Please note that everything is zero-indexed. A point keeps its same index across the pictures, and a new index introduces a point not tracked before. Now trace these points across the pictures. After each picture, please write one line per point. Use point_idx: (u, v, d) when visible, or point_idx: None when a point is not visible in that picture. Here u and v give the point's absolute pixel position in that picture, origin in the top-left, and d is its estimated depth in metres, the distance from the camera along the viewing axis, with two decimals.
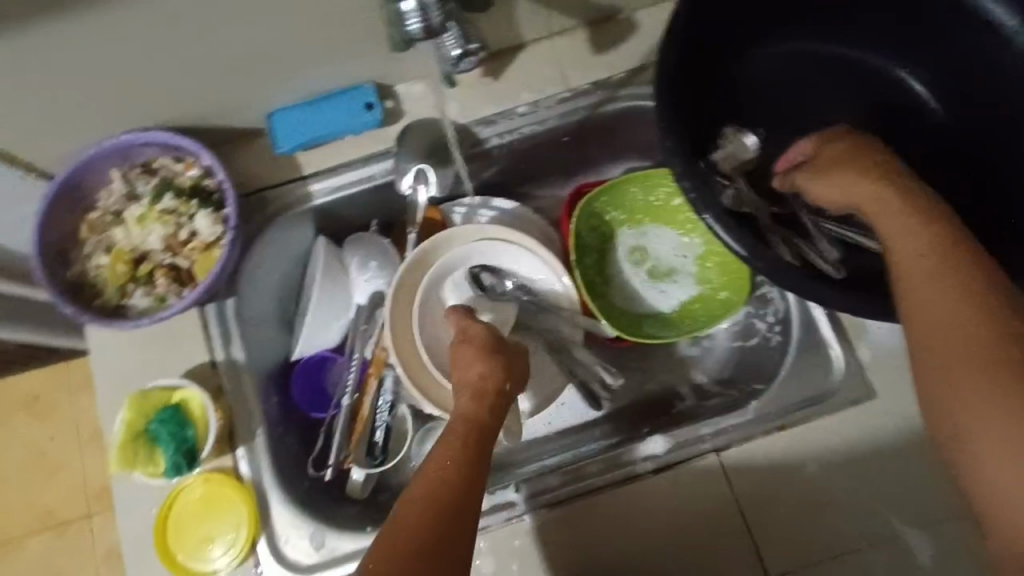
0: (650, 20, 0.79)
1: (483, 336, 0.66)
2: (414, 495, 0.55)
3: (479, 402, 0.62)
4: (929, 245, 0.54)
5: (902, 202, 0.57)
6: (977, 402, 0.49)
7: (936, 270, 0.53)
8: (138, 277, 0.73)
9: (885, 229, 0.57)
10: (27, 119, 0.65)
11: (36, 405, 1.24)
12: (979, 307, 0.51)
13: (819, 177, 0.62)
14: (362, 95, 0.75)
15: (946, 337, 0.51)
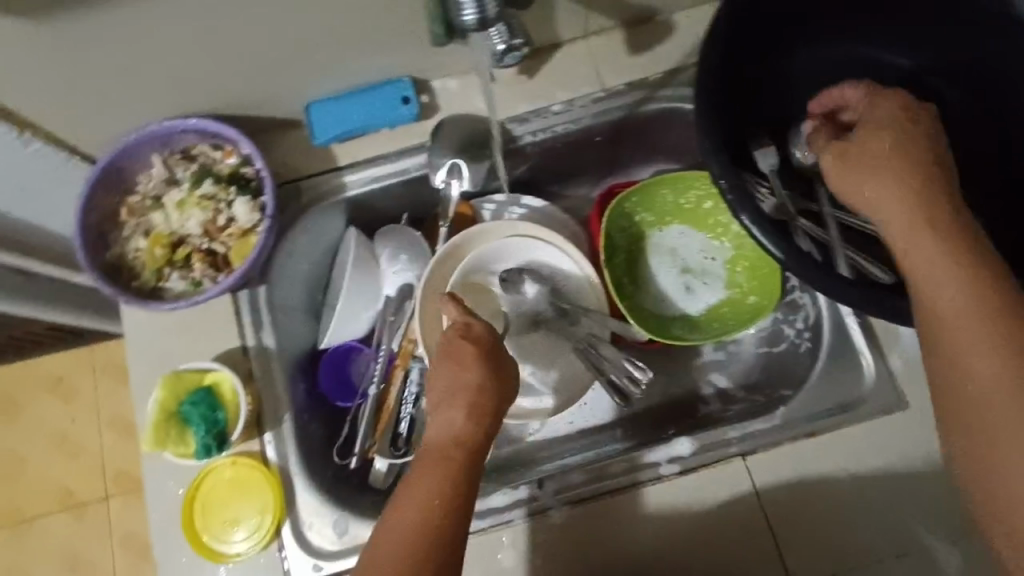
0: (688, 23, 0.79)
1: (482, 341, 0.62)
2: (407, 505, 0.56)
3: (477, 411, 0.59)
4: (951, 261, 0.53)
5: (931, 209, 0.55)
6: (984, 426, 0.50)
7: (956, 288, 0.52)
8: (175, 261, 0.75)
9: (905, 238, 0.55)
10: (75, 103, 0.66)
11: (60, 387, 1.26)
12: (995, 333, 0.51)
13: (849, 152, 0.59)
14: (398, 89, 0.76)
15: (955, 361, 0.52)
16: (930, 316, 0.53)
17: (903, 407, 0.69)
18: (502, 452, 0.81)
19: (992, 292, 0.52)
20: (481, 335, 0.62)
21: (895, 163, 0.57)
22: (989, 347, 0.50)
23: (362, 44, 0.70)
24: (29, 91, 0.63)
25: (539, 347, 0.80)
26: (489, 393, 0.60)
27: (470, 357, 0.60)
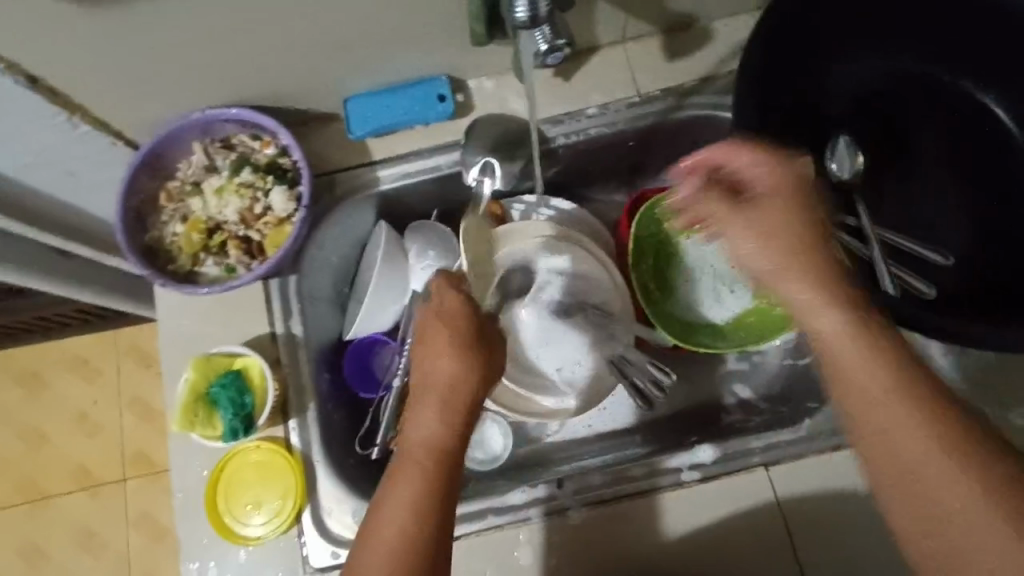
0: (726, 32, 0.79)
1: (462, 323, 0.60)
2: (385, 520, 0.54)
3: (450, 409, 0.58)
4: (866, 354, 0.51)
5: (807, 286, 0.54)
6: (941, 530, 0.47)
7: (879, 382, 0.50)
8: (210, 247, 0.77)
9: (829, 332, 0.52)
10: (124, 89, 0.68)
11: (84, 368, 1.29)
12: (927, 424, 0.48)
13: (736, 233, 0.57)
14: (435, 87, 0.77)
15: (898, 465, 0.49)
16: (861, 418, 0.50)
17: None
18: (521, 450, 0.81)
19: (910, 378, 0.50)
20: (466, 314, 0.61)
21: (773, 241, 0.55)
22: (925, 442, 0.48)
23: (404, 41, 0.71)
24: (82, 75, 0.64)
25: (564, 348, 0.80)
26: (469, 380, 0.58)
27: (453, 342, 0.59)
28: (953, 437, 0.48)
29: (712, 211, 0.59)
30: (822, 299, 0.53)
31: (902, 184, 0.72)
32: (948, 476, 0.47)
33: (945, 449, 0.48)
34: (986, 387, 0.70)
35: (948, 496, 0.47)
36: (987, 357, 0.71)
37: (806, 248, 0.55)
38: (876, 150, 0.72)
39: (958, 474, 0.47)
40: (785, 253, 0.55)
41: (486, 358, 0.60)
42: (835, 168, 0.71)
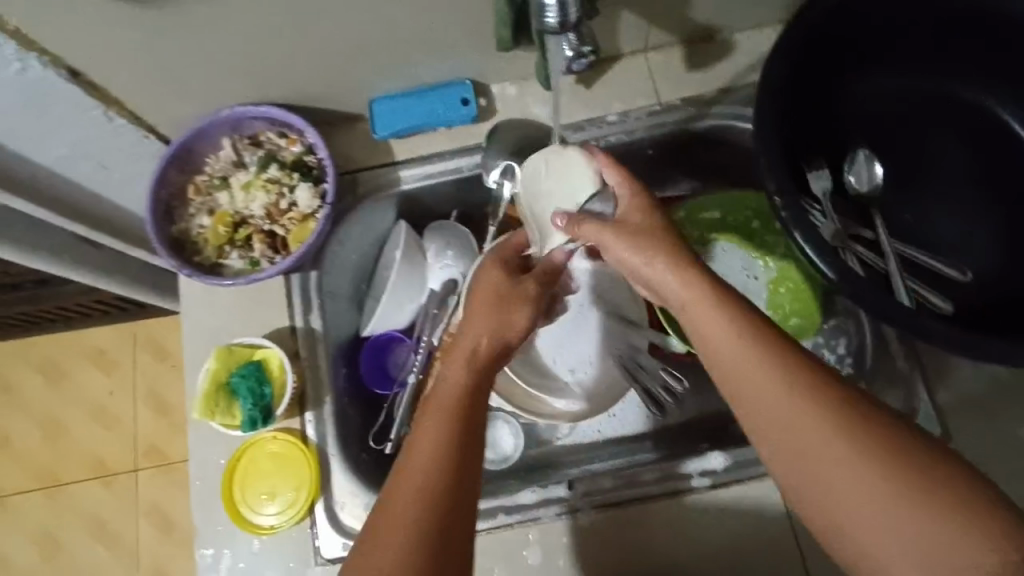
0: (748, 44, 0.80)
1: (499, 285, 0.62)
2: (416, 460, 0.49)
3: (476, 359, 0.57)
4: (765, 371, 0.49)
5: (698, 297, 0.54)
6: (871, 553, 0.44)
7: (783, 401, 0.48)
8: (235, 241, 0.78)
9: (719, 358, 0.52)
10: (159, 85, 0.70)
11: (103, 359, 1.31)
12: (837, 436, 0.46)
13: (620, 253, 0.59)
14: (459, 90, 0.79)
15: (814, 487, 0.46)
16: (769, 444, 0.49)
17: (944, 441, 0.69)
18: (532, 452, 0.82)
19: (814, 391, 0.48)
20: (501, 276, 0.63)
21: (653, 257, 0.57)
22: (838, 457, 0.45)
23: (431, 46, 0.73)
24: (121, 70, 0.67)
25: (580, 352, 0.82)
26: (506, 334, 0.59)
27: (492, 297, 0.61)
28: (866, 445, 0.45)
29: (593, 232, 0.60)
30: (716, 319, 0.52)
31: (922, 198, 0.72)
32: (867, 489, 0.44)
33: (858, 460, 0.45)
34: (1002, 405, 0.70)
35: (870, 512, 0.44)
36: (1002, 375, 0.70)
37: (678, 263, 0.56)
38: (895, 163, 0.72)
39: (877, 485, 0.44)
40: (664, 264, 0.57)
41: (526, 318, 0.61)
42: (854, 182, 0.71)
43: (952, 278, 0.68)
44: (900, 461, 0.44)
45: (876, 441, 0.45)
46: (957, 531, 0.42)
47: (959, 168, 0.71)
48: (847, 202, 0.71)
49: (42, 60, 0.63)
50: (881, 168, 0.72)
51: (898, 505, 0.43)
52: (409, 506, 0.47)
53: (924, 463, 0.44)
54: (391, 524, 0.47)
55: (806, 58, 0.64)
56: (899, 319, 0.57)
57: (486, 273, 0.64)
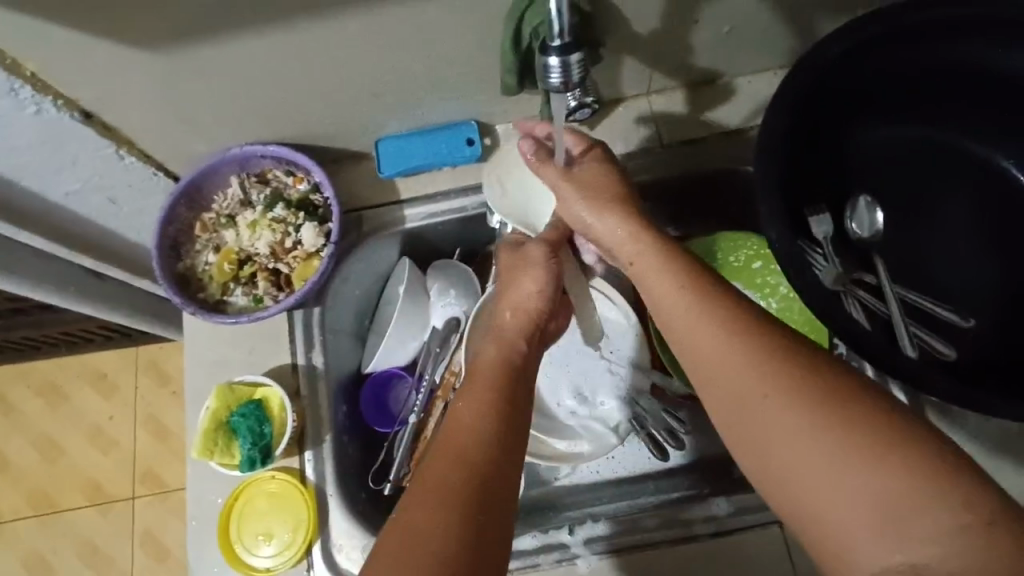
0: (750, 87, 0.81)
1: (508, 259, 0.71)
2: (465, 429, 0.54)
3: (504, 335, 0.65)
4: (723, 339, 0.52)
5: (659, 268, 0.61)
6: (832, 516, 0.44)
7: (744, 365, 0.50)
8: (240, 278, 0.79)
9: (702, 350, 0.53)
10: (168, 124, 0.71)
11: (102, 382, 1.31)
12: (791, 396, 0.47)
13: (580, 213, 0.68)
14: (464, 131, 0.80)
15: (773, 449, 0.47)
16: (730, 411, 0.51)
17: None
18: (532, 492, 0.81)
19: (770, 355, 0.50)
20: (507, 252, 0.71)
21: (621, 223, 0.66)
22: (797, 419, 0.47)
23: (438, 89, 0.74)
24: (133, 111, 0.68)
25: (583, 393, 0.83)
26: (531, 296, 0.67)
27: (512, 267, 0.70)
28: (822, 406, 0.46)
29: (552, 176, 0.69)
30: (680, 294, 0.57)
31: (926, 246, 0.72)
32: (824, 448, 0.45)
33: (813, 420, 0.46)
34: (1009, 457, 0.69)
35: (826, 470, 0.44)
36: (1010, 428, 0.70)
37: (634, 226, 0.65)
38: (897, 209, 0.72)
39: (834, 442, 0.45)
40: (616, 230, 0.66)
41: (547, 284, 0.69)
42: (855, 229, 0.71)
43: (953, 323, 0.68)
44: (860, 419, 0.45)
45: (833, 398, 0.46)
46: (924, 491, 0.42)
47: (961, 216, 0.71)
48: (848, 248, 0.71)
49: (57, 102, 0.65)
50: (881, 213, 0.72)
51: (857, 461, 0.44)
52: (455, 466, 0.50)
53: (883, 421, 0.45)
54: (428, 484, 0.49)
55: (804, 110, 0.65)
56: (904, 370, 0.57)
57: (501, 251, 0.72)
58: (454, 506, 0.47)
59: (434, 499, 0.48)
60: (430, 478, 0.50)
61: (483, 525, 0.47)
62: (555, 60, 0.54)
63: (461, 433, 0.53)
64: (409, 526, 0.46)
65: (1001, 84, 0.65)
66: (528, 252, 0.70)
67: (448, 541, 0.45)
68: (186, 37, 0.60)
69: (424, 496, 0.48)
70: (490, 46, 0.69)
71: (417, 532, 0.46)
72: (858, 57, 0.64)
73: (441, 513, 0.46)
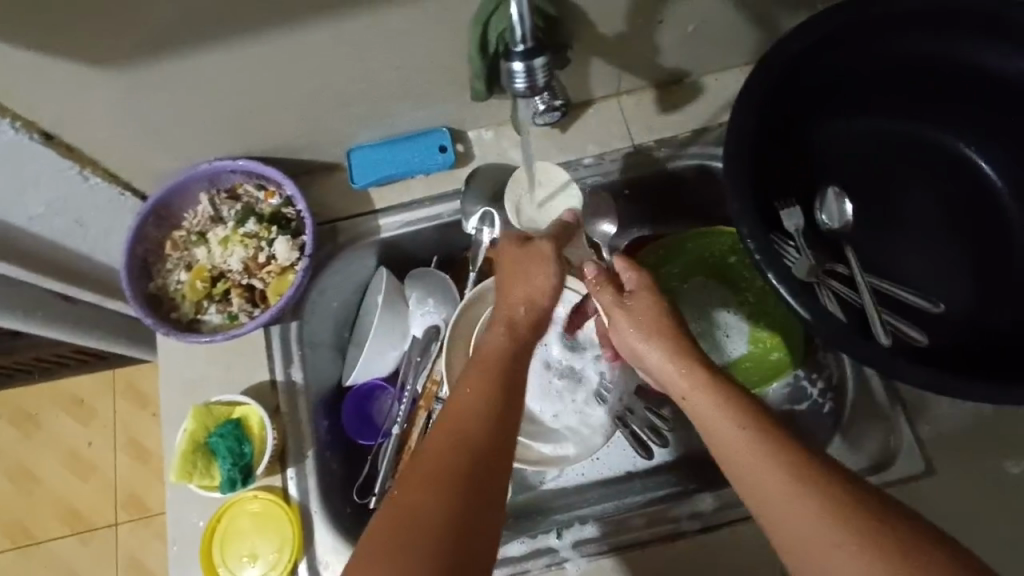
0: (717, 85, 0.82)
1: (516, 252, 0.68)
2: (461, 410, 0.54)
3: (512, 326, 0.64)
4: (738, 428, 0.55)
5: (700, 374, 0.60)
6: None
7: (760, 451, 0.53)
8: (214, 295, 0.78)
9: (729, 448, 0.55)
10: (132, 142, 0.70)
11: (79, 407, 1.28)
12: (816, 496, 0.49)
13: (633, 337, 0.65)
14: (436, 138, 0.80)
15: (791, 531, 0.49)
16: (748, 493, 0.53)
17: (928, 475, 0.69)
18: (519, 497, 0.81)
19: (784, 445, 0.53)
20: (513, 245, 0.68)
21: (662, 341, 0.64)
22: (820, 515, 0.48)
23: (407, 98, 0.74)
24: (95, 131, 0.67)
25: (566, 398, 0.83)
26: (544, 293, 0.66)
27: (517, 265, 0.67)
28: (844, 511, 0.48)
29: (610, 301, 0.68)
30: (701, 386, 0.60)
31: (894, 234, 0.73)
32: (840, 533, 0.47)
33: (824, 505, 0.49)
34: (985, 440, 0.70)
35: (839, 552, 0.47)
36: (985, 411, 0.71)
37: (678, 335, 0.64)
38: (865, 199, 0.74)
39: (844, 529, 0.47)
40: (658, 342, 0.63)
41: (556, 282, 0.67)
42: (824, 220, 0.72)
43: (923, 309, 0.69)
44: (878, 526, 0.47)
45: (849, 491, 0.50)
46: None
47: (926, 204, 0.73)
48: (820, 240, 0.72)
49: (15, 124, 0.63)
50: (850, 204, 0.73)
51: (869, 552, 0.46)
52: (450, 447, 0.51)
53: (891, 517, 0.48)
54: (424, 467, 0.50)
55: (770, 106, 0.66)
56: (877, 358, 0.58)
57: (504, 245, 0.69)
58: (442, 490, 0.48)
59: (435, 483, 0.49)
60: (428, 463, 0.50)
61: (476, 515, 0.48)
62: (519, 65, 0.54)
63: (462, 425, 0.53)
64: (399, 509, 0.48)
65: (958, 73, 0.67)
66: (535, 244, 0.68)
67: (440, 529, 0.46)
68: (146, 54, 0.59)
69: (423, 481, 0.49)
70: (457, 52, 0.69)
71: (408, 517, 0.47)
72: (819, 53, 0.65)
73: (438, 501, 0.47)
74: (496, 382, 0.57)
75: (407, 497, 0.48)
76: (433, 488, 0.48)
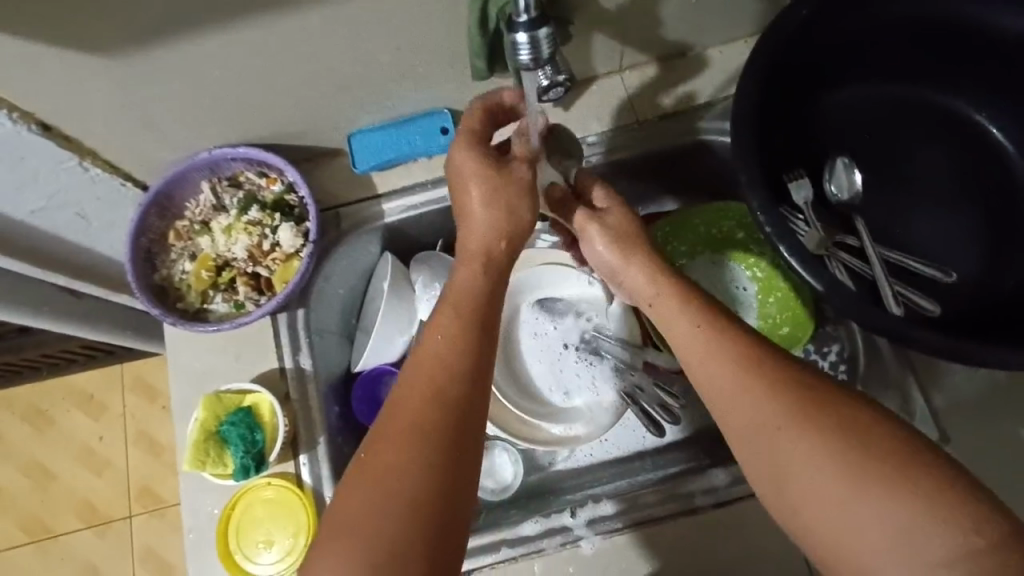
0: (721, 57, 0.81)
1: (493, 176, 0.62)
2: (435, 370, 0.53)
3: (491, 264, 0.61)
4: (733, 368, 0.54)
5: (661, 293, 0.62)
6: (840, 530, 0.46)
7: (762, 401, 0.51)
8: (219, 284, 0.78)
9: (720, 382, 0.54)
10: (131, 131, 0.69)
11: (90, 402, 1.28)
12: (805, 428, 0.49)
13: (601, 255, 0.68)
14: (437, 120, 0.78)
15: (783, 464, 0.49)
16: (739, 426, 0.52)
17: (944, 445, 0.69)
18: (531, 478, 0.81)
19: (786, 388, 0.51)
20: (490, 168, 0.62)
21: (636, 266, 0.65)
22: (807, 446, 0.48)
23: (408, 79, 0.73)
24: (95, 120, 0.66)
25: (578, 376, 0.83)
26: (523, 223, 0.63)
27: (495, 194, 0.62)
28: (829, 438, 0.48)
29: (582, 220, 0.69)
30: (695, 337, 0.57)
31: (904, 203, 0.72)
32: (821, 462, 0.47)
33: (830, 446, 0.47)
34: (997, 408, 0.70)
35: (820, 480, 0.47)
36: (999, 378, 0.71)
37: (630, 245, 0.67)
38: (873, 169, 0.73)
39: (851, 476, 0.46)
40: (622, 257, 0.66)
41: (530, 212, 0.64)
42: (834, 190, 0.71)
43: (936, 279, 0.68)
44: (865, 446, 0.47)
45: (835, 412, 0.49)
46: (925, 515, 0.44)
47: (936, 172, 0.72)
48: (828, 213, 0.71)
49: (12, 115, 0.62)
50: (860, 174, 0.72)
51: (857, 481, 0.46)
52: (419, 409, 0.50)
53: (876, 435, 0.47)
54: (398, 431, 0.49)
55: (776, 76, 0.65)
56: (891, 327, 0.58)
57: (468, 168, 0.63)
58: (416, 457, 0.48)
59: (406, 454, 0.48)
60: (404, 424, 0.50)
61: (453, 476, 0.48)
62: (523, 36, 0.54)
63: (433, 377, 0.52)
64: (375, 474, 0.48)
65: (970, 36, 0.66)
66: (510, 170, 0.63)
67: (421, 495, 0.46)
68: (141, 39, 0.58)
69: (397, 447, 0.48)
70: (456, 30, 0.67)
71: (385, 483, 0.47)
72: (825, 22, 0.64)
73: (414, 466, 0.47)
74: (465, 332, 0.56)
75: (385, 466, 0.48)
76: (409, 454, 0.48)
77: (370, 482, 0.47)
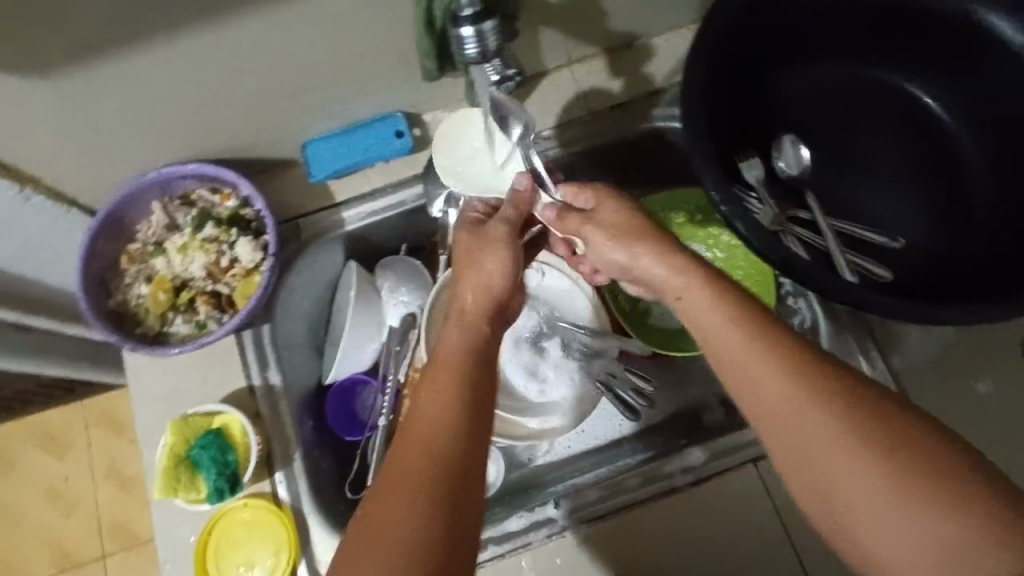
0: (666, 45, 0.82)
1: (467, 237, 0.66)
2: (429, 417, 0.52)
3: (465, 316, 0.61)
4: (775, 379, 0.50)
5: (699, 287, 0.56)
6: (881, 541, 0.45)
7: (800, 413, 0.48)
8: (179, 305, 0.76)
9: (753, 395, 0.51)
10: (73, 155, 0.67)
11: (52, 442, 1.23)
12: (848, 439, 0.46)
13: (610, 254, 0.63)
14: (391, 123, 0.78)
15: (820, 475, 0.47)
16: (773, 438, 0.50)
17: None
18: (513, 475, 0.81)
19: (831, 390, 0.48)
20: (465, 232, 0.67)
21: (643, 254, 0.61)
22: (849, 458, 0.46)
23: (358, 84, 0.72)
24: (33, 145, 0.64)
25: (551, 370, 0.83)
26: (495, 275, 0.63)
27: (469, 250, 0.65)
28: (870, 449, 0.46)
29: (575, 223, 0.66)
30: (728, 329, 0.53)
31: (852, 176, 0.75)
32: (860, 475, 0.46)
33: (872, 457, 0.46)
34: (952, 364, 0.73)
35: (857, 492, 0.46)
36: (951, 336, 0.74)
37: (655, 249, 0.60)
38: (819, 144, 0.75)
39: (887, 482, 0.45)
40: (632, 250, 0.61)
41: (509, 264, 0.65)
42: (784, 166, 0.74)
43: (885, 245, 0.72)
44: (909, 458, 0.45)
45: (875, 421, 0.47)
46: (968, 526, 0.43)
47: (879, 144, 0.75)
48: (779, 189, 0.74)
49: None
50: (806, 149, 0.74)
51: (898, 493, 0.45)
52: (416, 461, 0.49)
53: (917, 444, 0.46)
54: (395, 480, 0.48)
55: (721, 60, 0.67)
56: (847, 293, 0.59)
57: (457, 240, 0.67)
58: (409, 507, 0.46)
59: (401, 501, 0.47)
60: (403, 477, 0.48)
61: (452, 523, 0.46)
62: (467, 30, 0.57)
63: (427, 428, 0.51)
64: (377, 525, 0.46)
65: (898, 11, 0.69)
66: (489, 231, 0.67)
67: (419, 543, 0.45)
68: (76, 57, 0.56)
69: (395, 494, 0.47)
70: (403, 31, 0.67)
71: (383, 536, 0.45)
72: (761, 4, 0.66)
73: (411, 517, 0.46)
74: (459, 373, 0.55)
75: (384, 517, 0.46)
76: (404, 505, 0.47)
77: (376, 539, 0.45)
